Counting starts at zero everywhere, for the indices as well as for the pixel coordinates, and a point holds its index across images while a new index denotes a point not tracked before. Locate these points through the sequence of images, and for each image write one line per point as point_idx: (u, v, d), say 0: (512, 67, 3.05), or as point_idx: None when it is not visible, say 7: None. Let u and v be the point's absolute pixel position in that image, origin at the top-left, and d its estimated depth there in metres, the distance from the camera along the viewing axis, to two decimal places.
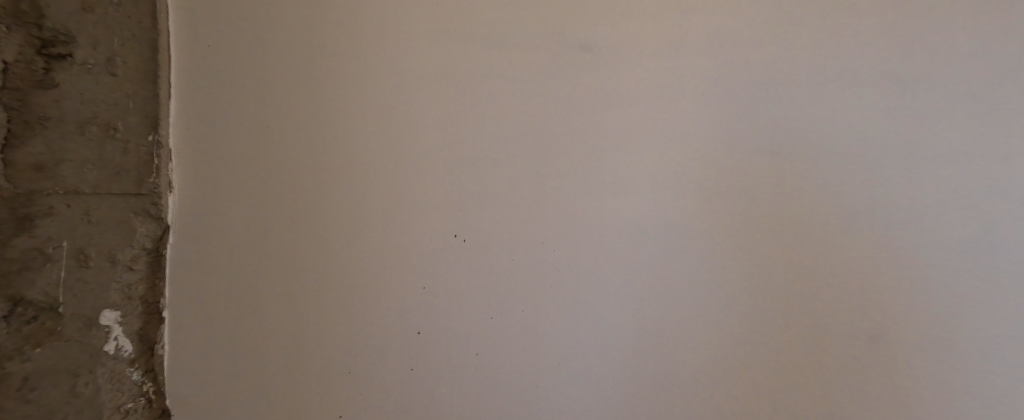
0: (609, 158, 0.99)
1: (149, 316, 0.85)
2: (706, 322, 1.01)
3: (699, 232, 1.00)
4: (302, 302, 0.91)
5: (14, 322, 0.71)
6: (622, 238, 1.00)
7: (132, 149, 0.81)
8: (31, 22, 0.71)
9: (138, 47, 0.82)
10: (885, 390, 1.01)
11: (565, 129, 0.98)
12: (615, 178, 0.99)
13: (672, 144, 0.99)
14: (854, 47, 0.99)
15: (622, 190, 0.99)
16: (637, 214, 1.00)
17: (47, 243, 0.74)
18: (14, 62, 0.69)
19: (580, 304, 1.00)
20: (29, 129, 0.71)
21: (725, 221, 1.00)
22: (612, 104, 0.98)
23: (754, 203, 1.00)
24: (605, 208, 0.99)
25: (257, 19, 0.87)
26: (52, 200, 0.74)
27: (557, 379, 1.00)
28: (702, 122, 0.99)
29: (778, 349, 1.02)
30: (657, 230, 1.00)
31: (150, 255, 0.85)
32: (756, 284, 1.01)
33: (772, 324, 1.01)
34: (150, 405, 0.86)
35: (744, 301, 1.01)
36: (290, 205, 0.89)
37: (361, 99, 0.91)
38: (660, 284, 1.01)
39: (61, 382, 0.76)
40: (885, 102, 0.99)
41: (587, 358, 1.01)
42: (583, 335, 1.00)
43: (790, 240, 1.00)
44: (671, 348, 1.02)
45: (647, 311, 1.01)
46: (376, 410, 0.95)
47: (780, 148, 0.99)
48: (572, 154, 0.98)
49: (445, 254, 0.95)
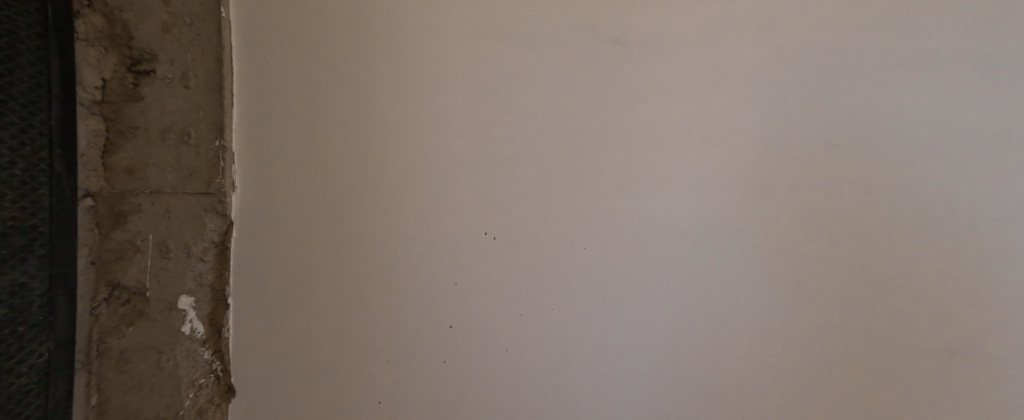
0: (643, 153, 0.96)
1: (217, 302, 0.95)
2: (745, 323, 0.97)
3: (736, 231, 0.95)
4: (344, 294, 0.97)
5: (112, 303, 0.84)
6: (657, 236, 0.97)
7: (202, 154, 0.91)
8: (122, 43, 0.82)
9: (207, 62, 0.91)
10: (940, 397, 0.95)
11: (595, 125, 0.96)
12: (647, 174, 0.96)
13: (709, 137, 0.95)
14: (903, 36, 0.93)
15: (657, 188, 0.96)
16: (671, 211, 0.96)
17: (137, 236, 0.85)
18: (109, 79, 0.81)
19: (610, 302, 0.98)
20: (123, 137, 0.83)
21: (768, 219, 0.95)
22: (644, 100, 0.96)
23: (798, 200, 0.94)
24: (636, 205, 0.97)
25: (305, 29, 0.93)
26: (140, 198, 0.85)
27: (586, 377, 1.00)
28: (742, 113, 0.94)
29: (823, 355, 0.96)
30: (694, 229, 0.96)
31: (218, 248, 0.94)
32: (800, 286, 0.95)
33: (816, 329, 0.96)
34: (218, 381, 0.96)
35: (787, 303, 0.95)
36: (334, 203, 0.95)
37: (395, 99, 0.95)
38: (696, 284, 0.97)
39: (147, 357, 0.88)
40: (938, 90, 0.93)
41: (619, 357, 0.99)
42: (614, 334, 0.99)
43: (839, 239, 0.94)
44: (708, 350, 0.98)
45: (681, 312, 0.97)
46: (410, 399, 0.99)
47: (823, 141, 0.94)
48: (603, 150, 0.96)
49: (477, 251, 0.97)
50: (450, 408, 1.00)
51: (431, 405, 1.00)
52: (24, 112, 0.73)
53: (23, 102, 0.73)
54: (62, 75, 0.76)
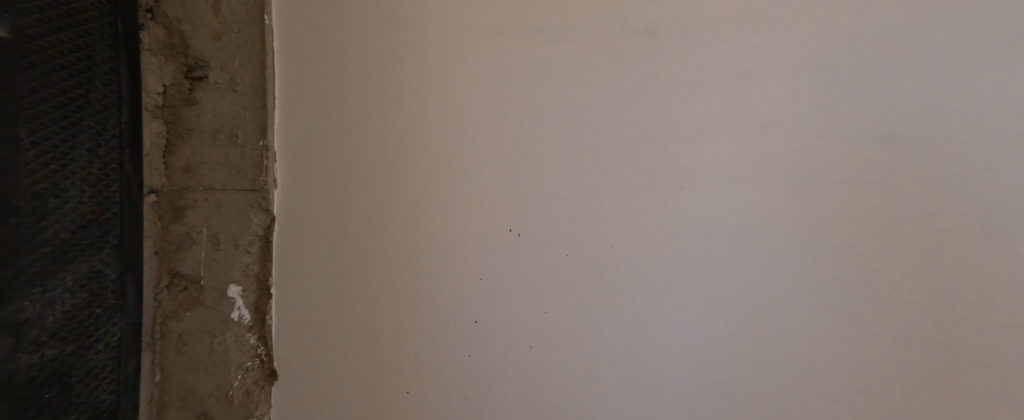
0: (672, 150, 0.95)
1: (262, 291, 1.02)
2: (769, 320, 0.96)
3: (762, 227, 0.95)
4: (375, 287, 1.00)
5: (172, 290, 0.91)
6: (684, 233, 0.96)
7: (248, 153, 0.97)
8: (180, 52, 0.90)
9: (252, 67, 0.97)
10: (969, 399, 0.93)
11: (622, 121, 0.95)
12: (673, 170, 0.95)
13: (741, 131, 0.94)
14: (938, 28, 0.90)
15: (685, 185, 0.95)
16: (698, 207, 0.95)
17: (192, 229, 0.93)
18: (169, 85, 0.89)
19: (635, 300, 0.97)
20: (181, 138, 0.90)
21: (794, 216, 0.94)
22: (671, 93, 0.94)
23: (826, 195, 0.93)
24: (663, 201, 0.96)
25: (340, 31, 0.97)
26: (195, 195, 0.92)
27: (609, 374, 1.00)
28: (772, 106, 0.93)
29: (853, 351, 0.95)
30: (721, 226, 0.95)
31: (263, 241, 1.01)
32: (829, 282, 0.94)
33: (844, 324, 0.95)
34: (263, 365, 1.02)
35: (814, 298, 0.95)
36: (366, 200, 0.99)
37: (425, 97, 0.97)
38: (722, 281, 0.96)
39: (202, 340, 0.96)
40: (972, 85, 0.90)
41: (643, 355, 0.99)
42: (639, 331, 0.98)
43: (871, 235, 0.93)
44: (735, 346, 0.97)
45: (708, 308, 0.97)
46: (436, 391, 1.01)
47: (853, 136, 0.92)
48: (630, 146, 0.95)
49: (502, 248, 0.98)
50: (476, 402, 1.01)
51: (457, 398, 1.01)
52: (99, 116, 0.82)
53: (98, 108, 0.81)
54: (132, 83, 0.84)
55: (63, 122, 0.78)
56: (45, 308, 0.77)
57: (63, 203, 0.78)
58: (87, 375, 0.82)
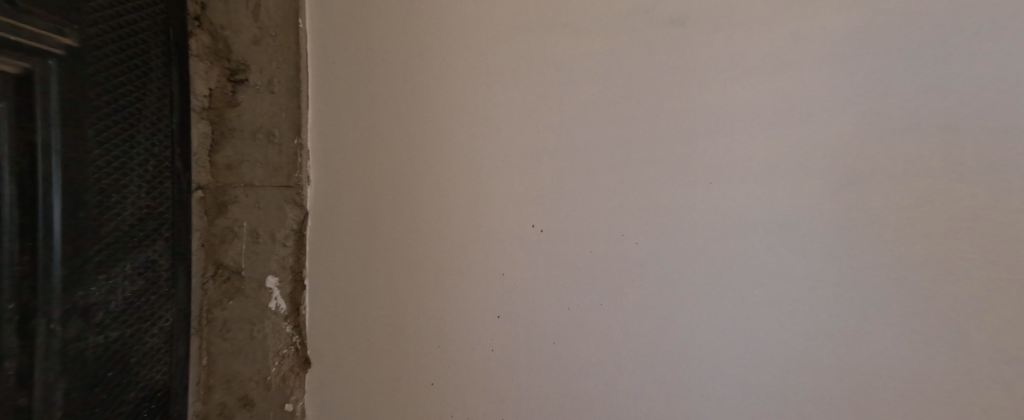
0: (708, 134, 0.84)
1: (296, 283, 1.07)
2: (828, 330, 0.79)
3: (816, 224, 0.79)
4: (401, 280, 0.99)
5: (217, 280, 0.98)
6: (722, 228, 0.84)
7: (284, 151, 1.03)
8: (224, 57, 0.96)
9: (288, 69, 1.02)
10: None
11: (654, 103, 0.86)
12: (709, 157, 0.84)
13: (782, 114, 0.81)
14: None
15: (724, 174, 0.83)
16: (733, 199, 0.83)
17: (235, 223, 0.99)
18: (214, 88, 0.95)
19: (665, 302, 0.86)
20: (224, 138, 0.97)
21: (862, 207, 0.77)
22: (711, 74, 0.84)
23: (906, 185, 0.75)
24: (692, 192, 0.85)
25: (368, 28, 0.99)
26: (237, 191, 0.98)
27: (639, 385, 0.89)
28: (825, 82, 0.78)
29: (946, 375, 0.75)
30: (766, 220, 0.82)
31: (297, 235, 1.06)
32: (913, 288, 0.75)
33: (933, 340, 0.75)
34: (297, 354, 1.08)
35: (887, 313, 0.77)
36: (392, 192, 0.99)
37: (449, 87, 0.95)
38: (766, 283, 0.82)
39: (242, 328, 1.01)
40: None
41: (677, 361, 0.86)
42: (672, 335, 0.86)
43: (975, 230, 0.73)
44: (784, 365, 0.82)
45: (752, 312, 0.83)
46: (460, 389, 0.98)
47: (940, 109, 0.74)
48: (661, 132, 0.86)
49: (525, 243, 0.92)
50: (499, 401, 0.96)
51: (480, 394, 0.97)
52: (154, 117, 0.86)
53: (153, 109, 0.86)
54: (181, 85, 0.90)
55: (124, 122, 0.82)
56: (110, 293, 0.82)
57: (125, 197, 0.83)
58: (143, 358, 0.86)
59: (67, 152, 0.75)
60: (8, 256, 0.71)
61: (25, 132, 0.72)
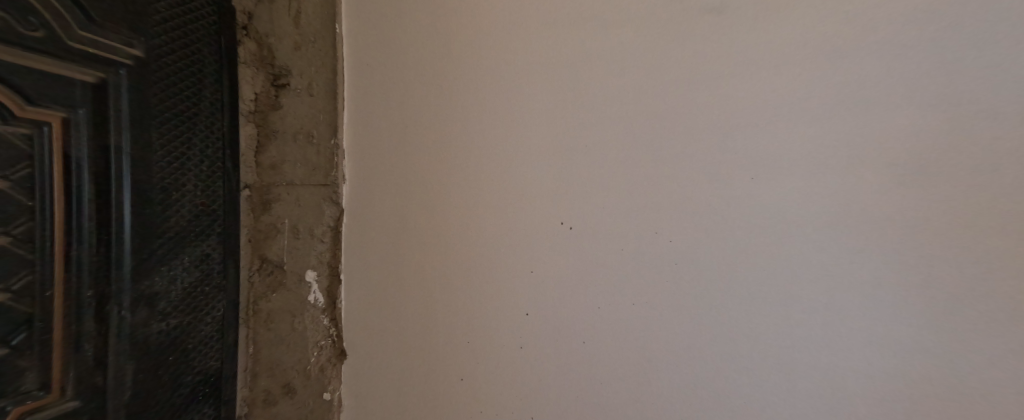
0: (748, 125, 0.76)
1: (333, 277, 1.13)
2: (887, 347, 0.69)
3: (888, 225, 0.68)
4: (430, 275, 1.02)
5: (262, 274, 1.03)
6: (764, 228, 0.76)
7: (322, 151, 1.08)
8: (268, 63, 1.01)
9: (326, 74, 1.08)
10: None
11: (687, 93, 0.80)
12: (757, 151, 0.76)
13: (845, 104, 0.70)
14: None
15: (765, 169, 0.75)
16: (789, 197, 0.74)
17: (277, 220, 1.04)
18: (260, 93, 1.00)
19: (704, 307, 0.80)
20: (269, 139, 1.02)
21: (930, 208, 0.66)
22: (750, 60, 0.76)
23: (998, 181, 0.63)
24: (735, 188, 0.77)
25: (398, 30, 1.02)
26: (279, 189, 1.03)
27: (673, 392, 0.83)
28: (896, 65, 0.68)
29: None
30: (815, 219, 0.73)
31: (334, 231, 1.11)
32: (995, 305, 0.63)
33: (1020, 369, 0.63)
34: (335, 345, 1.14)
35: (970, 330, 0.65)
36: (421, 189, 1.01)
37: (476, 85, 0.96)
38: (814, 289, 0.73)
39: (285, 319, 1.07)
40: None
41: (711, 370, 0.80)
42: (707, 341, 0.80)
43: None
44: (841, 381, 0.72)
45: (797, 321, 0.74)
46: (490, 387, 0.98)
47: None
48: (695, 123, 0.79)
49: (554, 241, 0.91)
50: (527, 398, 0.95)
51: (509, 391, 0.96)
52: (208, 119, 0.90)
53: (207, 112, 0.90)
54: (231, 90, 0.94)
55: (183, 124, 0.86)
56: (171, 283, 0.86)
57: (182, 194, 0.87)
58: (200, 345, 0.91)
59: (134, 153, 0.79)
60: (88, 247, 0.75)
61: (101, 133, 0.75)
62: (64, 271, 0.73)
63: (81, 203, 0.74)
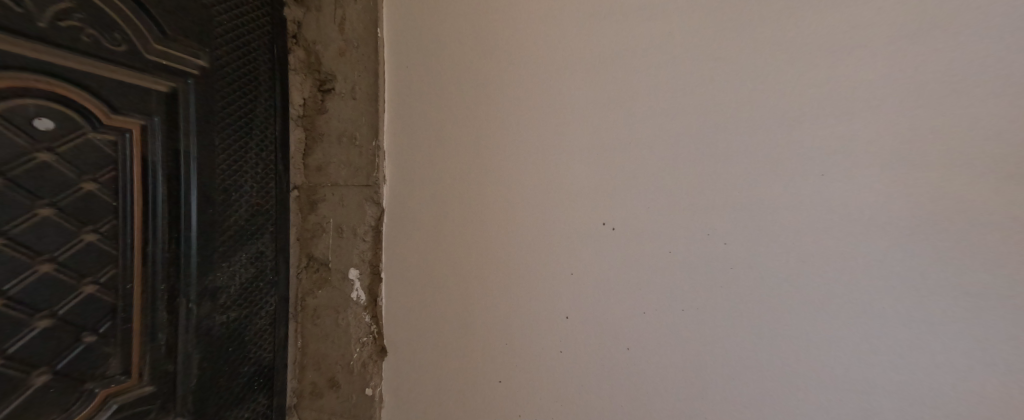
0: (807, 124, 0.73)
1: (374, 275, 1.13)
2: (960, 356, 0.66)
3: (961, 226, 0.65)
4: (469, 275, 1.03)
5: (309, 271, 1.09)
6: (825, 230, 0.73)
7: (364, 153, 1.10)
8: (315, 69, 1.06)
9: (368, 76, 1.10)
10: None
11: (740, 92, 0.77)
12: (814, 151, 0.73)
13: (913, 102, 0.67)
14: None
15: (827, 168, 0.72)
16: (852, 197, 0.71)
17: (322, 219, 1.09)
18: (307, 98, 1.06)
19: (757, 312, 0.77)
20: (315, 142, 1.07)
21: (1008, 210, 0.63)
22: (806, 58, 0.74)
23: None
24: (793, 189, 0.74)
25: (438, 32, 1.04)
26: (326, 190, 1.08)
27: (722, 402, 0.80)
28: (966, 62, 0.65)
29: None
30: (882, 221, 0.69)
31: (375, 230, 1.12)
32: None
33: None
34: (375, 342, 1.14)
35: None
36: (461, 188, 1.02)
37: (515, 86, 0.96)
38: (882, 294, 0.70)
39: (329, 315, 1.10)
40: None
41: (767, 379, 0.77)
42: (763, 349, 0.77)
43: None
44: (911, 391, 0.69)
45: (863, 329, 0.71)
46: (531, 391, 0.97)
47: None
48: (749, 123, 0.77)
49: (596, 243, 0.89)
50: (568, 403, 0.94)
51: (548, 395, 0.95)
52: (264, 124, 0.96)
53: (263, 117, 0.95)
54: (283, 95, 0.99)
55: (241, 129, 0.91)
56: (231, 279, 0.91)
57: (240, 195, 0.92)
58: (255, 338, 0.97)
59: (201, 155, 0.84)
60: (162, 244, 0.81)
61: (174, 138, 0.81)
62: (143, 267, 0.79)
63: (157, 203, 0.80)
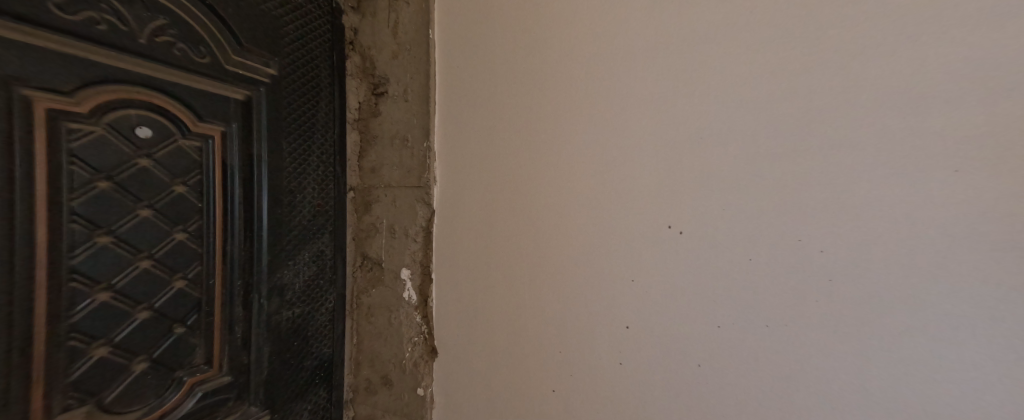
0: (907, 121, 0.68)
1: (424, 275, 1.11)
2: None
3: None
4: (519, 279, 1.00)
5: (364, 268, 1.15)
6: (932, 236, 0.67)
7: (416, 154, 1.09)
8: (369, 74, 1.12)
9: (419, 77, 1.08)
10: None
11: (835, 90, 0.72)
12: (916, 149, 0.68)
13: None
14: None
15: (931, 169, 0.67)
16: (971, 199, 0.65)
17: (375, 219, 1.13)
18: (362, 102, 1.12)
19: (852, 326, 0.72)
20: (369, 144, 1.12)
21: None
22: (900, 50, 0.69)
23: None
24: (897, 192, 0.69)
25: (490, 29, 1.01)
26: (377, 191, 1.12)
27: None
28: None
29: None
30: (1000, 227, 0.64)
31: (425, 231, 1.10)
32: None
33: None
34: (425, 343, 1.12)
35: None
36: (513, 188, 0.99)
37: (570, 82, 0.92)
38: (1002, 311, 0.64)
39: (383, 313, 1.13)
40: None
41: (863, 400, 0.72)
42: (862, 368, 0.72)
43: None
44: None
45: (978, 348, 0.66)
46: (590, 404, 0.93)
47: None
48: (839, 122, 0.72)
49: (660, 247, 0.85)
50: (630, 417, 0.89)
51: (607, 407, 0.91)
52: (324, 128, 1.02)
53: (323, 121, 1.01)
54: (340, 99, 1.05)
55: (303, 132, 0.96)
56: (296, 276, 0.96)
57: (303, 196, 0.97)
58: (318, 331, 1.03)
59: (270, 161, 0.90)
60: (239, 241, 0.86)
61: (249, 144, 0.86)
62: (223, 265, 0.84)
63: (235, 204, 0.85)
